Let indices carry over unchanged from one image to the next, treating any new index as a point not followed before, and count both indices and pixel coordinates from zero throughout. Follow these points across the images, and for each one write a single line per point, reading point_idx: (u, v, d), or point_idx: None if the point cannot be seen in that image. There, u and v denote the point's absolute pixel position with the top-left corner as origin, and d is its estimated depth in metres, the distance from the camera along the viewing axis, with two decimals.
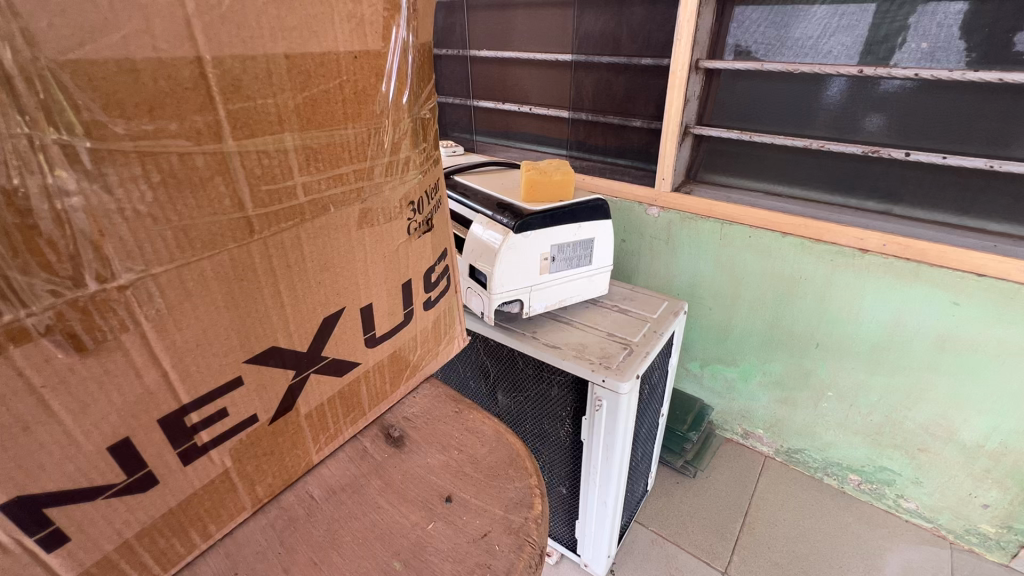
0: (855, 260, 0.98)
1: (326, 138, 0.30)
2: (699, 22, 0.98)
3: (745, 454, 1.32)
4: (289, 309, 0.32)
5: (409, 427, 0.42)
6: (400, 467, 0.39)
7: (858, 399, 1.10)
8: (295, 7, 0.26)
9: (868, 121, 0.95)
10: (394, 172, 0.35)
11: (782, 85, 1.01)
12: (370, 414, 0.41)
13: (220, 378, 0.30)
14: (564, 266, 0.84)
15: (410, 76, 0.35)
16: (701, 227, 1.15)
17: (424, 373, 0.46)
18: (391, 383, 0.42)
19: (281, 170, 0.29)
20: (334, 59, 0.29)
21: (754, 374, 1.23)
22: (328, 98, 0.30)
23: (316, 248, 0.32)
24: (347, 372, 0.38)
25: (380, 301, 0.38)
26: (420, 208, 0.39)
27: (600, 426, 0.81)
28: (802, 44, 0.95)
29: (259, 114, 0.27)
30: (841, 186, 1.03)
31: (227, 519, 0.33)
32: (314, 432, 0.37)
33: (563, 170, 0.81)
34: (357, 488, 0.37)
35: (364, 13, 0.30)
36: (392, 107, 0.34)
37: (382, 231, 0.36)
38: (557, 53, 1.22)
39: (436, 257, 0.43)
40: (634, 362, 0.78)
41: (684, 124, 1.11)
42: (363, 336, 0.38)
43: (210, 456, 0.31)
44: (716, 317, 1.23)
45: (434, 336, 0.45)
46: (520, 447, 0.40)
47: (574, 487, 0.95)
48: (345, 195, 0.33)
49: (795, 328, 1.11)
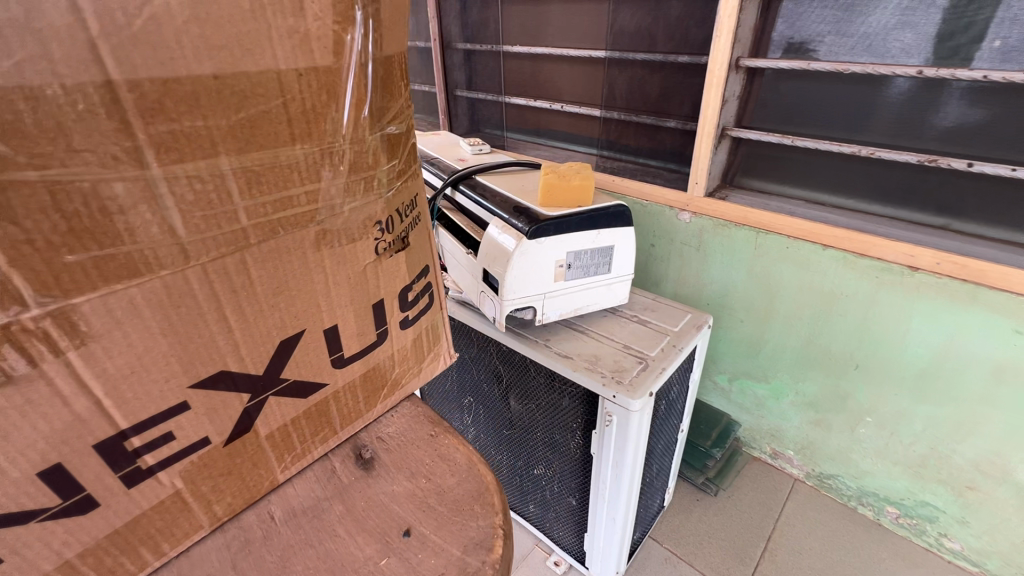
0: (903, 278, 0.90)
1: (269, 159, 0.29)
2: (741, 17, 0.92)
3: (773, 475, 1.25)
4: (238, 334, 0.31)
5: (381, 450, 0.41)
6: (365, 493, 0.38)
7: (899, 427, 1.01)
8: (222, 24, 0.25)
9: (927, 128, 0.87)
10: (354, 192, 0.34)
11: (830, 86, 0.94)
12: (342, 433, 0.41)
13: (162, 403, 0.30)
14: (581, 274, 0.81)
15: (372, 91, 0.33)
16: (734, 235, 1.09)
17: (406, 391, 0.45)
18: (366, 402, 0.42)
19: (219, 195, 0.28)
20: (274, 77, 0.28)
21: (786, 392, 1.16)
22: (270, 119, 0.28)
23: (265, 273, 0.31)
24: (312, 394, 0.37)
25: (347, 323, 0.38)
26: (390, 227, 0.38)
27: (610, 442, 0.78)
28: (858, 41, 0.88)
29: (187, 137, 0.26)
30: (892, 196, 0.94)
31: (181, 538, 0.34)
32: (278, 452, 0.37)
33: (583, 175, 0.78)
34: (318, 513, 0.37)
35: (311, 27, 0.28)
36: (349, 126, 0.32)
37: (343, 252, 0.35)
38: (591, 49, 1.18)
39: (414, 276, 0.42)
40: (648, 378, 0.75)
41: (722, 126, 1.04)
42: (330, 357, 0.37)
43: (159, 478, 0.31)
44: (747, 330, 1.16)
45: (415, 354, 0.44)
46: (490, 481, 0.39)
47: (583, 499, 0.92)
48: (298, 218, 0.32)
49: (833, 347, 1.04)
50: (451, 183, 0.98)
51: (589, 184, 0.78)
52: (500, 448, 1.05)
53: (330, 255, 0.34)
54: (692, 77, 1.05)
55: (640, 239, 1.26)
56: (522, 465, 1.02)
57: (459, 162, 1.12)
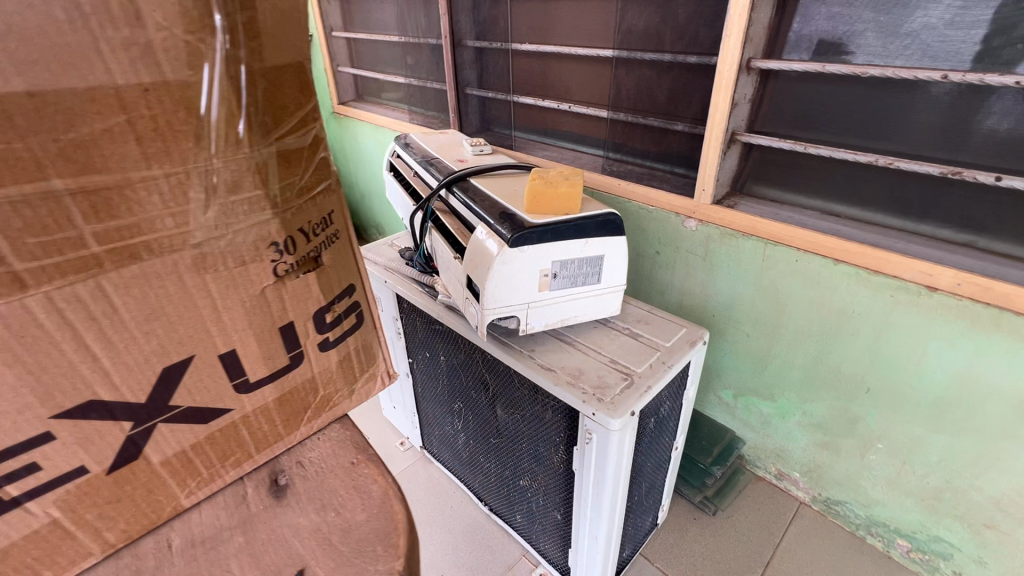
0: (919, 298, 0.84)
1: (116, 181, 0.27)
2: (753, 16, 0.87)
3: (777, 497, 1.20)
4: (107, 364, 0.29)
5: (297, 477, 0.40)
6: (269, 525, 0.37)
7: (912, 457, 0.95)
8: (31, 39, 0.23)
9: (954, 137, 0.80)
10: (234, 213, 0.32)
11: (848, 89, 0.88)
12: (258, 457, 0.40)
13: (18, 433, 0.28)
14: (567, 284, 0.78)
15: (247, 105, 0.30)
16: (741, 245, 1.03)
17: (334, 413, 0.44)
18: (284, 426, 0.40)
19: (56, 221, 0.26)
20: (111, 93, 0.26)
21: (793, 412, 1.10)
22: (112, 138, 0.26)
23: (130, 300, 0.29)
24: (214, 419, 0.36)
25: (248, 347, 0.36)
26: (290, 247, 0.36)
27: (590, 460, 0.75)
28: (878, 44, 0.82)
29: (3, 160, 0.24)
30: (913, 210, 0.88)
31: (68, 565, 0.32)
32: (179, 478, 0.36)
33: (571, 182, 0.75)
34: (216, 544, 0.36)
35: (154, 40, 0.26)
36: (218, 143, 0.29)
37: (233, 276, 0.33)
38: (598, 48, 1.14)
39: (330, 296, 0.40)
40: (630, 396, 0.72)
41: (731, 130, 0.99)
42: (231, 382, 0.36)
43: (27, 509, 0.29)
44: (753, 345, 1.11)
45: (340, 377, 0.43)
46: (399, 521, 0.37)
47: (568, 515, 0.89)
48: (164, 241, 0.29)
49: (843, 367, 0.98)
50: (445, 184, 0.96)
51: (577, 192, 0.74)
52: (489, 455, 1.03)
53: (215, 279, 0.32)
54: (700, 78, 1.00)
55: (645, 246, 1.21)
56: (509, 475, 1.00)
57: (458, 163, 1.10)
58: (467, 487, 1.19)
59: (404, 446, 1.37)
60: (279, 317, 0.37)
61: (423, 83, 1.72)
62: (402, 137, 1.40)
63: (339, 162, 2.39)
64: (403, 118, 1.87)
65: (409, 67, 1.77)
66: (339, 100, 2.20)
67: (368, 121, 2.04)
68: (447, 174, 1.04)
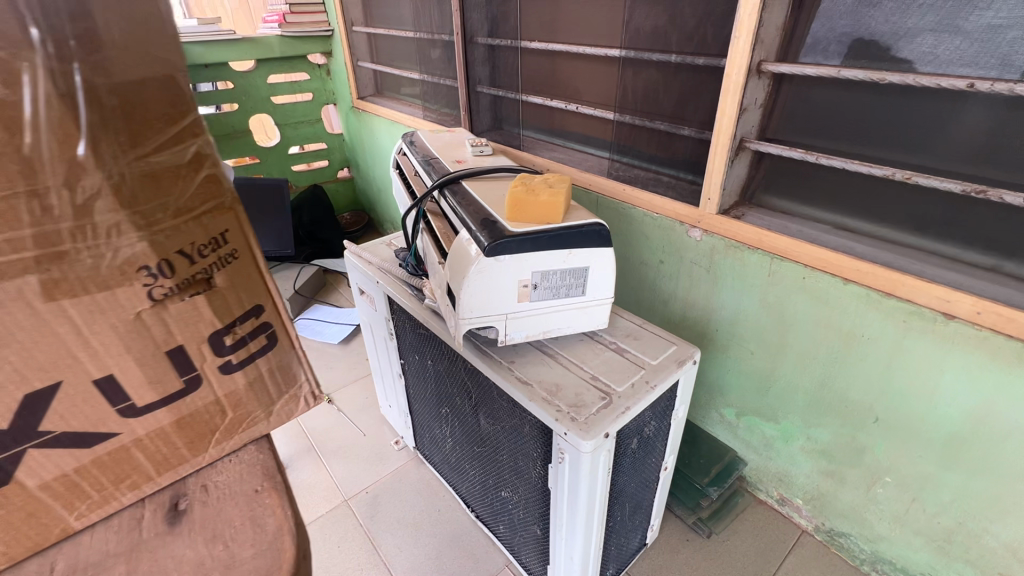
0: (934, 325, 0.77)
1: None
2: (765, 16, 0.82)
3: (778, 523, 1.14)
4: None
5: (198, 500, 0.40)
6: (157, 551, 0.37)
7: (922, 494, 0.88)
8: None
9: (982, 151, 0.73)
10: (92, 237, 0.31)
11: (867, 96, 0.82)
12: (161, 478, 0.40)
13: None
14: (549, 296, 0.75)
15: (89, 127, 0.30)
16: (747, 259, 0.98)
17: (247, 431, 0.43)
18: (188, 446, 0.40)
19: None
20: None
21: (797, 436, 1.04)
22: None
23: None
24: (98, 443, 0.36)
25: (129, 371, 0.36)
26: (169, 270, 0.35)
27: (564, 480, 0.72)
28: (902, 49, 0.76)
29: None
30: (934, 229, 0.81)
31: None
32: (68, 500, 0.36)
33: (555, 191, 0.72)
34: (102, 568, 0.36)
35: None
36: (59, 167, 0.29)
37: (100, 301, 0.33)
38: (606, 48, 1.10)
39: (227, 320, 0.39)
40: (605, 417, 0.68)
41: (740, 137, 0.94)
42: (115, 405, 0.36)
43: None
44: (757, 364, 1.05)
45: (247, 397, 0.42)
46: (286, 556, 0.36)
47: (546, 531, 0.87)
48: (12, 267, 0.29)
49: (851, 394, 0.92)
50: (438, 187, 0.94)
51: (560, 201, 0.71)
52: (473, 462, 1.02)
53: (75, 304, 0.32)
54: (708, 81, 0.95)
55: (649, 254, 1.17)
56: (492, 484, 0.98)
57: (457, 164, 1.08)
58: (455, 491, 1.18)
59: (398, 445, 1.37)
60: (164, 342, 0.36)
61: (437, 80, 1.71)
62: (410, 135, 1.39)
63: (358, 157, 2.41)
64: (417, 115, 1.87)
65: (424, 64, 1.76)
66: (359, 95, 2.21)
67: (384, 116, 2.04)
68: (443, 176, 1.02)
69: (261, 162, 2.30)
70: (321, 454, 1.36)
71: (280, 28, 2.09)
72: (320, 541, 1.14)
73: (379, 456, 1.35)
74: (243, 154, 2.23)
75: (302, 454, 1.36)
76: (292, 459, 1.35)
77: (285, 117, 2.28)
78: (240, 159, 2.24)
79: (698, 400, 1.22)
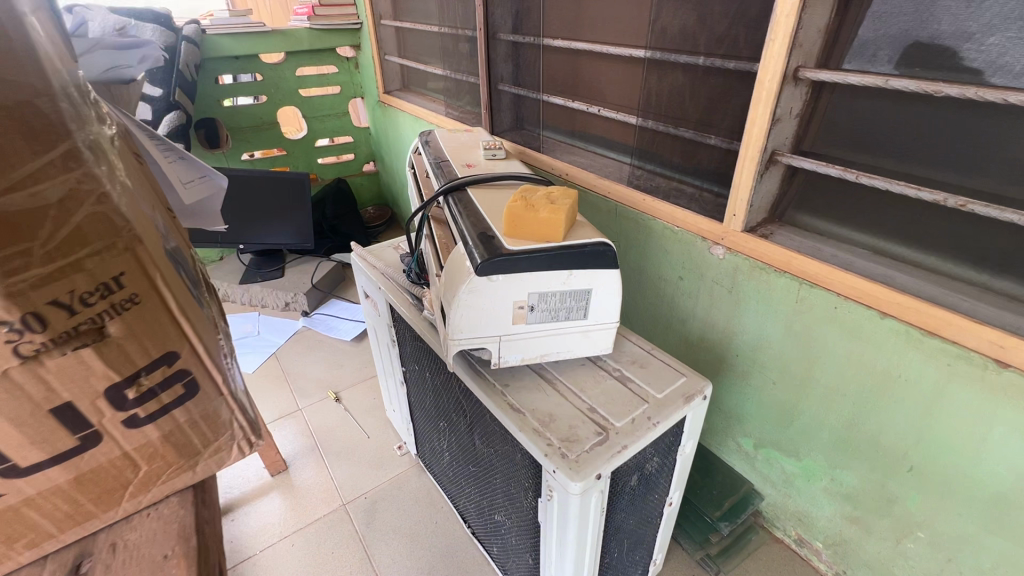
0: (983, 372, 0.68)
1: None
2: (804, 17, 0.73)
3: (794, 565, 1.06)
4: None
5: (101, 565, 0.37)
6: None
7: (958, 554, 0.79)
8: None
9: None
10: None
11: (920, 110, 0.72)
12: (64, 539, 0.37)
13: None
14: (547, 319, 0.70)
15: None
16: (772, 282, 0.90)
17: (165, 485, 0.40)
18: (93, 506, 0.37)
19: None
20: None
21: (819, 476, 0.96)
22: None
23: None
24: None
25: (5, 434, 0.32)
26: (49, 322, 0.31)
27: (552, 519, 0.67)
28: (964, 57, 0.67)
29: None
30: (990, 262, 0.71)
31: None
32: None
33: (555, 207, 0.66)
34: None
35: None
36: None
37: None
38: (630, 48, 1.02)
39: (130, 371, 0.35)
40: (598, 457, 0.63)
41: (772, 149, 0.85)
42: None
43: None
44: (779, 394, 0.97)
45: (161, 451, 0.39)
46: None
47: (537, 562, 0.82)
48: None
49: (883, 438, 0.83)
50: (442, 193, 0.90)
51: (560, 219, 0.65)
52: (469, 480, 0.98)
53: None
54: (738, 87, 0.87)
55: (668, 269, 1.10)
56: (486, 505, 0.94)
57: (466, 168, 1.04)
58: (453, 505, 1.14)
59: (401, 451, 1.35)
60: (45, 401, 0.33)
61: (460, 76, 1.66)
62: (426, 134, 1.35)
63: (383, 151, 2.40)
64: (440, 111, 1.83)
65: (448, 59, 1.72)
66: (385, 89, 2.19)
67: (408, 112, 2.02)
68: (451, 180, 0.97)
69: (288, 155, 2.32)
70: (324, 454, 1.35)
71: (309, 21, 2.09)
72: (314, 546, 1.13)
73: (381, 460, 1.33)
74: (270, 146, 2.25)
75: (306, 453, 1.36)
76: (296, 458, 1.35)
77: (312, 110, 2.29)
78: (268, 151, 2.26)
79: (714, 427, 1.15)
